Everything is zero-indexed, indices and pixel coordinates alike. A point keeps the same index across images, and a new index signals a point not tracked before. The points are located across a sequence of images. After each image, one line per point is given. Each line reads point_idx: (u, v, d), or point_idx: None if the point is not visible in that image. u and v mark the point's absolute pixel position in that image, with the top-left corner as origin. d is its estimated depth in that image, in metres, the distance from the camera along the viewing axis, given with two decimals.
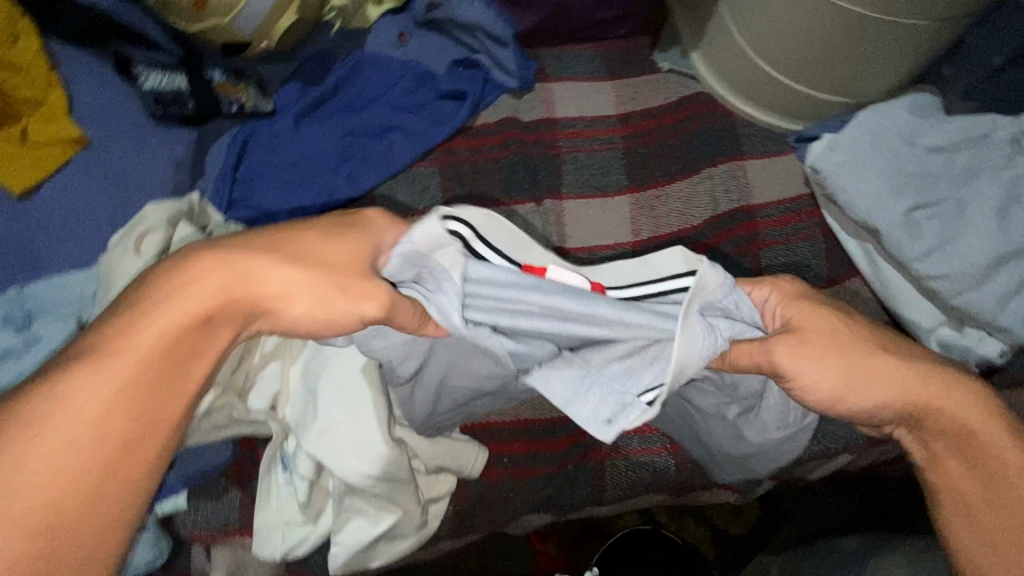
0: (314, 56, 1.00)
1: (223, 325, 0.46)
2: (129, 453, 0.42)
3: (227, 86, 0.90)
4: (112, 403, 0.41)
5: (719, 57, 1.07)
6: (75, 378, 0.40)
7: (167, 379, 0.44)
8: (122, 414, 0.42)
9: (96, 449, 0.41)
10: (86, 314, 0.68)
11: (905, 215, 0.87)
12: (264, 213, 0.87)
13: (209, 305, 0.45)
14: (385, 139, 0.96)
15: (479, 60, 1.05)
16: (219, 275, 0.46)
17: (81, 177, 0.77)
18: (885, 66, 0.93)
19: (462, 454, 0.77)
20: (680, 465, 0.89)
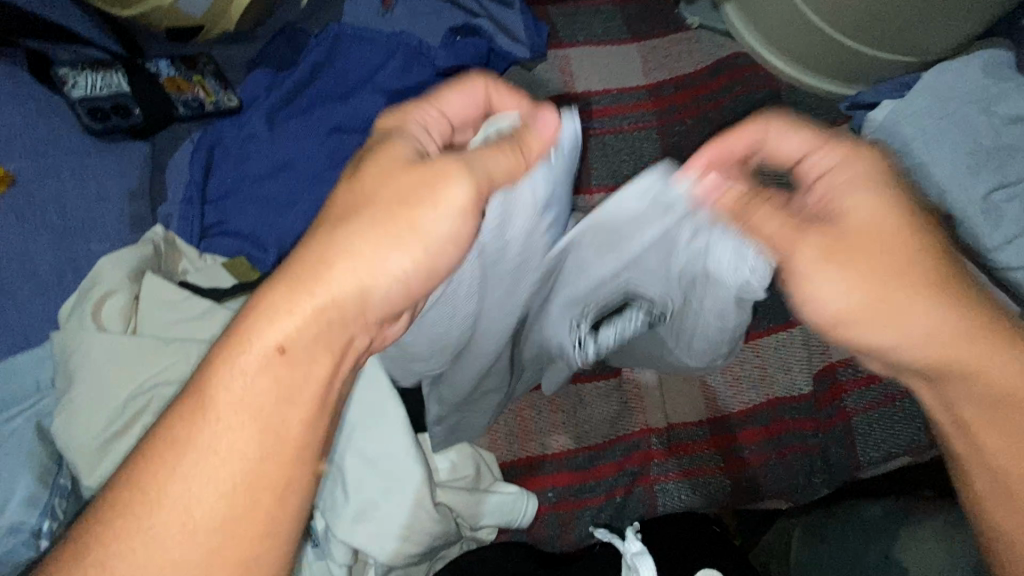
0: (280, 32, 0.82)
1: (313, 338, 0.40)
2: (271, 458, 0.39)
3: (179, 82, 0.73)
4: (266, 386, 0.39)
5: (762, 9, 0.91)
6: (248, 389, 0.39)
7: (278, 400, 0.39)
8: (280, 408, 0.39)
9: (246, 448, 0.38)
10: (48, 413, 0.53)
11: (984, 198, 0.77)
12: (247, 239, 0.73)
13: (292, 329, 0.39)
14: (380, 134, 0.80)
15: (480, 26, 0.88)
16: (287, 288, 0.40)
17: (11, 226, 0.61)
18: (960, 22, 0.79)
19: (510, 508, 0.69)
20: (736, 483, 0.81)
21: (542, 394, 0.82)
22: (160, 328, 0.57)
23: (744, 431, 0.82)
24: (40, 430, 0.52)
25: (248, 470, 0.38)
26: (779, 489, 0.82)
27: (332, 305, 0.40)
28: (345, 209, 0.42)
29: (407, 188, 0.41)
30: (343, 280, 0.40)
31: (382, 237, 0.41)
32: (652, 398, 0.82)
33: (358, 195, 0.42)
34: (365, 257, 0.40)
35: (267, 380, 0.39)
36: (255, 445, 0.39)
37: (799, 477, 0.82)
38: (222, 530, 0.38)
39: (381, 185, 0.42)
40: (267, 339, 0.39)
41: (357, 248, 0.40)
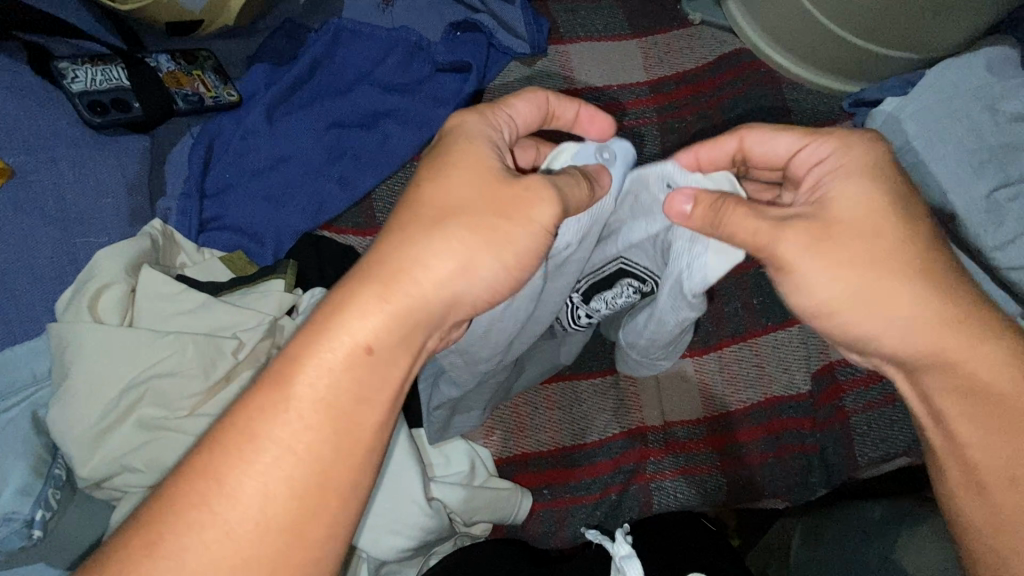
0: (280, 27, 0.82)
1: (399, 338, 0.42)
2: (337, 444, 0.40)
3: (179, 76, 0.73)
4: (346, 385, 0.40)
5: (764, 4, 0.90)
6: (328, 386, 0.40)
7: (357, 401, 0.40)
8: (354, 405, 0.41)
9: (313, 443, 0.39)
10: (44, 404, 0.53)
11: (987, 197, 0.76)
12: (245, 234, 0.73)
13: (379, 329, 0.41)
14: (378, 129, 0.80)
15: (480, 21, 0.87)
16: (381, 283, 0.41)
17: (11, 219, 0.61)
18: (964, 19, 0.78)
19: (505, 504, 0.69)
20: (732, 482, 0.81)
21: (538, 391, 0.81)
22: (156, 321, 0.57)
23: (741, 430, 0.82)
24: (36, 421, 0.52)
25: (317, 466, 0.39)
26: (775, 489, 0.81)
27: (414, 305, 0.42)
28: (427, 211, 0.43)
29: (503, 199, 0.43)
30: (436, 277, 0.42)
31: (473, 239, 0.43)
32: (649, 395, 0.82)
33: (435, 203, 0.43)
34: (460, 260, 0.42)
35: (348, 378, 0.40)
36: (329, 442, 0.39)
37: (796, 477, 0.81)
38: (283, 530, 0.38)
39: (470, 189, 0.44)
40: (357, 337, 0.41)
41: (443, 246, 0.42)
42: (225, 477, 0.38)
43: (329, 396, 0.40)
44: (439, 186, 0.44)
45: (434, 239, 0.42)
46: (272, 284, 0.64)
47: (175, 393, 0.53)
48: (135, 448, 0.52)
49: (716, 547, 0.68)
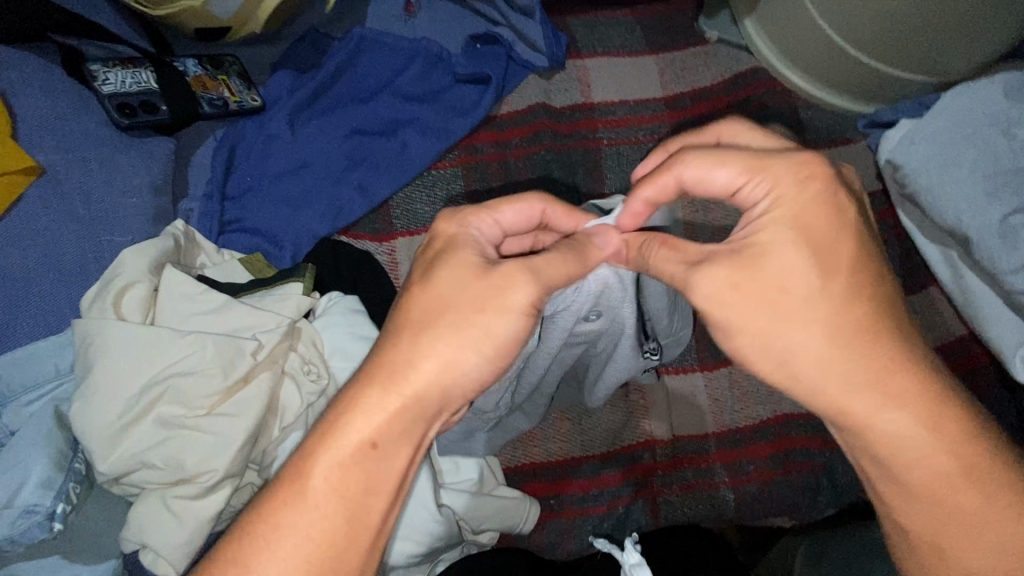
0: (304, 35, 0.84)
1: (401, 433, 0.42)
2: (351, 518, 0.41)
3: (205, 80, 0.75)
4: (347, 484, 0.41)
5: (780, 24, 0.91)
6: (325, 476, 0.41)
7: (360, 496, 0.41)
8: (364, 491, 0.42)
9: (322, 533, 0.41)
10: (68, 399, 0.54)
11: (1003, 221, 0.76)
12: (265, 237, 0.74)
13: (376, 429, 0.41)
14: (398, 137, 0.82)
15: (500, 34, 0.89)
16: (381, 381, 0.42)
17: (39, 216, 0.63)
18: (980, 43, 0.79)
19: (512, 513, 0.69)
20: (740, 498, 0.81)
21: (551, 413, 0.81)
22: (177, 321, 0.58)
23: (750, 445, 0.82)
24: (58, 416, 0.53)
25: (316, 555, 0.41)
26: (782, 507, 0.81)
27: (413, 405, 0.42)
28: (414, 309, 0.43)
29: (479, 296, 0.43)
30: (428, 373, 0.42)
31: (455, 336, 0.42)
32: (659, 409, 0.82)
33: (429, 301, 0.43)
34: (445, 356, 0.42)
35: (351, 475, 0.41)
36: (340, 529, 0.41)
37: (803, 495, 0.81)
38: None
39: (454, 285, 0.43)
40: (360, 435, 0.41)
41: (430, 344, 0.42)
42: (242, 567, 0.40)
43: (333, 488, 0.41)
44: (426, 289, 0.44)
45: (418, 344, 0.42)
46: (290, 287, 0.65)
47: (194, 392, 0.54)
48: (154, 444, 0.52)
49: (723, 561, 0.68)
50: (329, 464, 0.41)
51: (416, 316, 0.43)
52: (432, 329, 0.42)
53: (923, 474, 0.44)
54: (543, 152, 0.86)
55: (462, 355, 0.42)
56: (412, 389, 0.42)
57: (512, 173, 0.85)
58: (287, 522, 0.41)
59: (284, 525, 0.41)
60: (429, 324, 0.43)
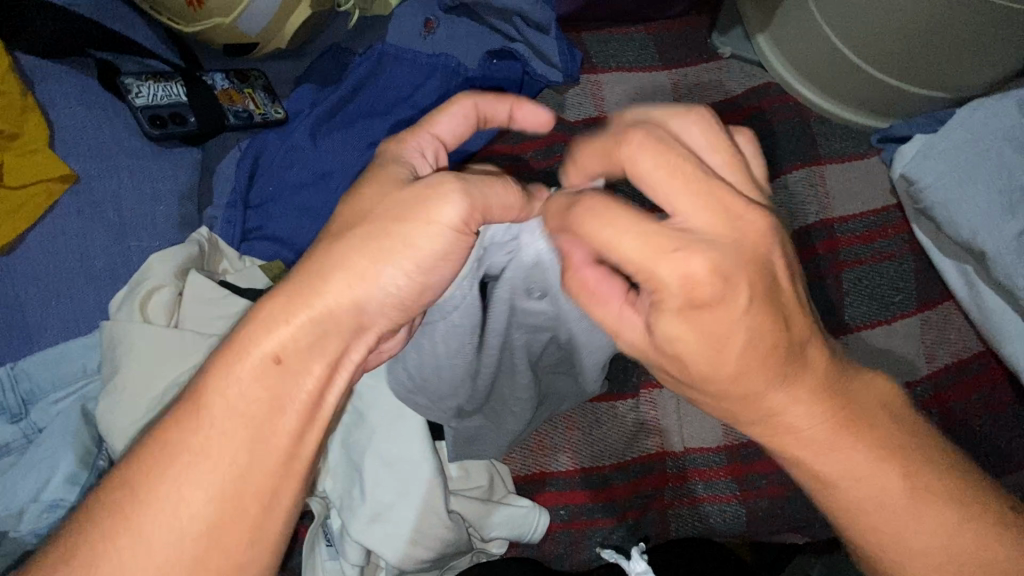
0: (327, 50, 0.87)
1: (309, 349, 0.43)
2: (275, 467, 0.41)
3: (232, 94, 0.78)
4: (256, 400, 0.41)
5: (793, 40, 0.92)
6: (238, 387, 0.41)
7: (268, 410, 0.41)
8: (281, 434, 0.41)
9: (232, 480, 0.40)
10: (94, 397, 0.56)
11: (1018, 238, 0.76)
12: (285, 245, 0.76)
13: (286, 341, 0.42)
14: None
15: (516, 49, 0.91)
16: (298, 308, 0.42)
17: (70, 222, 0.65)
18: (994, 59, 0.79)
19: (521, 522, 0.69)
20: (751, 513, 0.80)
21: (557, 420, 0.81)
22: (200, 324, 0.60)
23: (764, 462, 0.82)
24: (84, 415, 0.55)
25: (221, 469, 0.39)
26: (794, 523, 0.81)
27: (326, 316, 0.42)
28: (336, 220, 0.44)
29: (400, 204, 0.43)
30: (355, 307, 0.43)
31: (369, 245, 0.43)
32: (671, 423, 0.82)
33: (355, 210, 0.44)
34: (362, 270, 0.43)
35: (260, 385, 0.41)
36: (246, 445, 0.40)
37: (816, 511, 0.81)
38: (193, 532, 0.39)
39: (376, 197, 0.44)
40: (267, 347, 0.42)
41: (347, 250, 0.43)
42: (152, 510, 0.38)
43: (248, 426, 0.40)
44: (353, 203, 0.45)
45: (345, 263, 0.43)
46: None
47: None
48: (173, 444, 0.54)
49: None
50: (244, 375, 0.41)
51: (339, 227, 0.44)
52: (352, 234, 0.43)
53: (869, 482, 0.44)
54: (558, 165, 0.88)
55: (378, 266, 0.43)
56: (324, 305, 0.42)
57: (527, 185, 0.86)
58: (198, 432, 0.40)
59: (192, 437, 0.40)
60: (351, 230, 0.43)
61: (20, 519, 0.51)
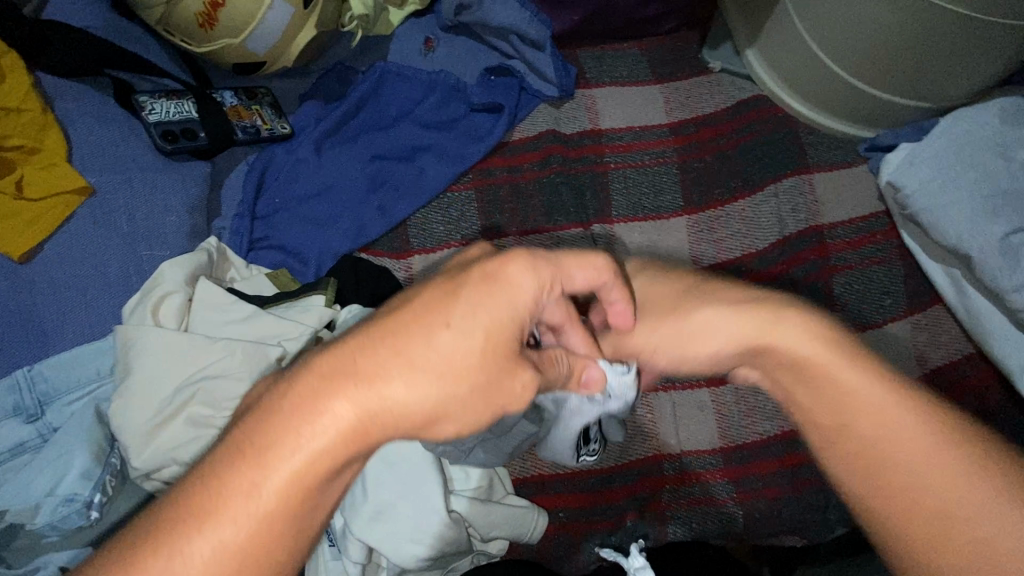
0: (331, 68, 0.91)
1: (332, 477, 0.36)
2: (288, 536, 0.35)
3: (239, 110, 0.82)
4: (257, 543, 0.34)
5: (780, 55, 0.96)
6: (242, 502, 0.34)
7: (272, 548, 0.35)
8: (300, 512, 0.35)
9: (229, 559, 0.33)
10: (107, 398, 0.58)
11: (1002, 241, 0.77)
12: (291, 254, 0.79)
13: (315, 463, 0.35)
14: (416, 162, 0.87)
15: (513, 66, 0.95)
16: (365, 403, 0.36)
17: (85, 231, 0.67)
18: (971, 69, 0.83)
19: (519, 521, 0.70)
20: (748, 514, 0.82)
21: None
22: (209, 328, 0.63)
23: (760, 464, 0.83)
24: (99, 415, 0.57)
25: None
26: (793, 524, 0.82)
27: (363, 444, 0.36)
28: (422, 343, 0.38)
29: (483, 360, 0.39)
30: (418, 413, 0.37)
31: (430, 382, 0.37)
32: (667, 426, 0.84)
33: (431, 343, 0.38)
34: (409, 411, 0.37)
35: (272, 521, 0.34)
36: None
37: (812, 511, 0.82)
38: None
39: (466, 340, 0.39)
40: (294, 468, 0.34)
41: (404, 386, 0.37)
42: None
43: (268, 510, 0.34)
44: (432, 332, 0.38)
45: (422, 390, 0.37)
46: (312, 299, 0.69)
47: (222, 394, 0.58)
48: (182, 443, 0.56)
49: None
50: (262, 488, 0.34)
51: (413, 343, 0.38)
52: (420, 369, 0.37)
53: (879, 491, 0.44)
54: (552, 175, 0.90)
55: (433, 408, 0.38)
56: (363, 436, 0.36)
57: (524, 195, 0.89)
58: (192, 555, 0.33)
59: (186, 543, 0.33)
60: (416, 363, 0.37)
61: (37, 512, 0.52)
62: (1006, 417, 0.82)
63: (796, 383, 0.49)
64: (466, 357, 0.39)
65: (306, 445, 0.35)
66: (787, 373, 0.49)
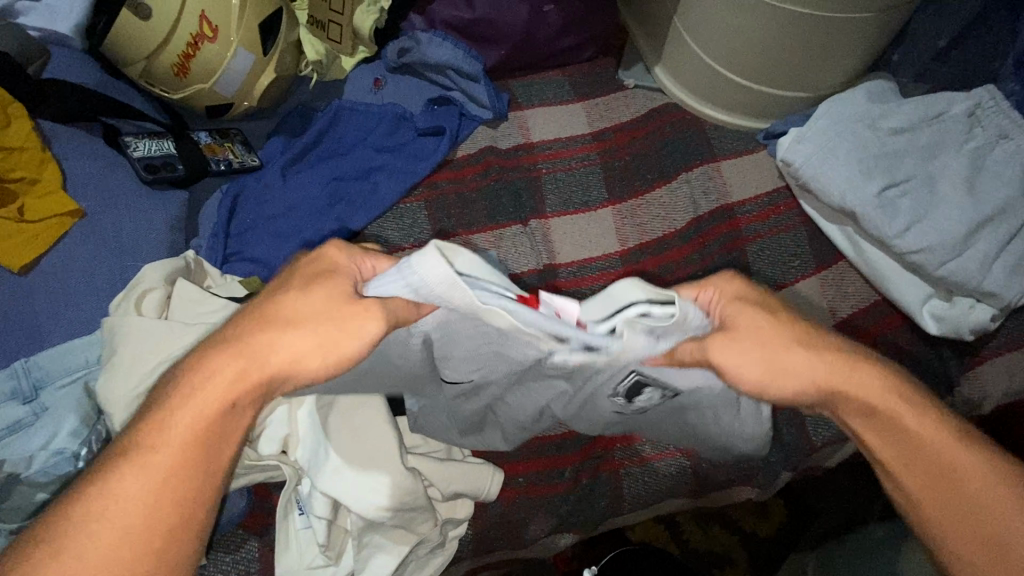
0: (295, 109, 1.06)
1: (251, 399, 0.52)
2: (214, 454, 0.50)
3: (214, 147, 0.95)
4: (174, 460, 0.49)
5: (680, 68, 1.12)
6: (170, 422, 0.50)
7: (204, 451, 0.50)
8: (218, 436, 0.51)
9: (125, 523, 0.47)
10: (94, 377, 0.68)
11: (879, 196, 0.90)
12: (261, 263, 0.89)
13: (231, 389, 0.51)
14: (371, 180, 1.00)
15: (453, 97, 1.10)
16: (237, 360, 0.52)
17: (78, 247, 0.79)
18: (835, 60, 0.98)
19: (477, 478, 0.76)
20: (696, 465, 0.87)
21: None
22: (186, 315, 0.71)
23: None
24: (87, 389, 0.67)
25: (159, 492, 0.48)
26: (739, 470, 0.88)
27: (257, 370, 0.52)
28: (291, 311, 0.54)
29: (334, 313, 0.54)
30: (284, 357, 0.53)
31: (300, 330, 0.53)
32: None
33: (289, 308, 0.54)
34: (289, 345, 0.53)
35: (205, 424, 0.51)
36: (174, 481, 0.49)
37: (754, 458, 0.89)
38: (141, 536, 0.47)
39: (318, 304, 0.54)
40: (214, 390, 0.51)
41: (268, 333, 0.53)
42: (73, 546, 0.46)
43: (143, 495, 0.48)
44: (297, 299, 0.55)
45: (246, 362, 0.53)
46: None
47: None
48: None
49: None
50: (183, 413, 0.50)
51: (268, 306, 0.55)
52: (273, 321, 0.54)
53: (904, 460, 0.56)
54: (493, 182, 1.02)
55: (306, 334, 0.53)
56: (255, 354, 0.52)
57: (468, 202, 1.00)
58: (140, 464, 0.49)
59: (128, 464, 0.49)
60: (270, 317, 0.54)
61: (30, 463, 0.63)
62: (914, 353, 0.92)
63: (872, 426, 0.57)
64: (313, 310, 0.54)
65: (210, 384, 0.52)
66: (857, 410, 0.57)
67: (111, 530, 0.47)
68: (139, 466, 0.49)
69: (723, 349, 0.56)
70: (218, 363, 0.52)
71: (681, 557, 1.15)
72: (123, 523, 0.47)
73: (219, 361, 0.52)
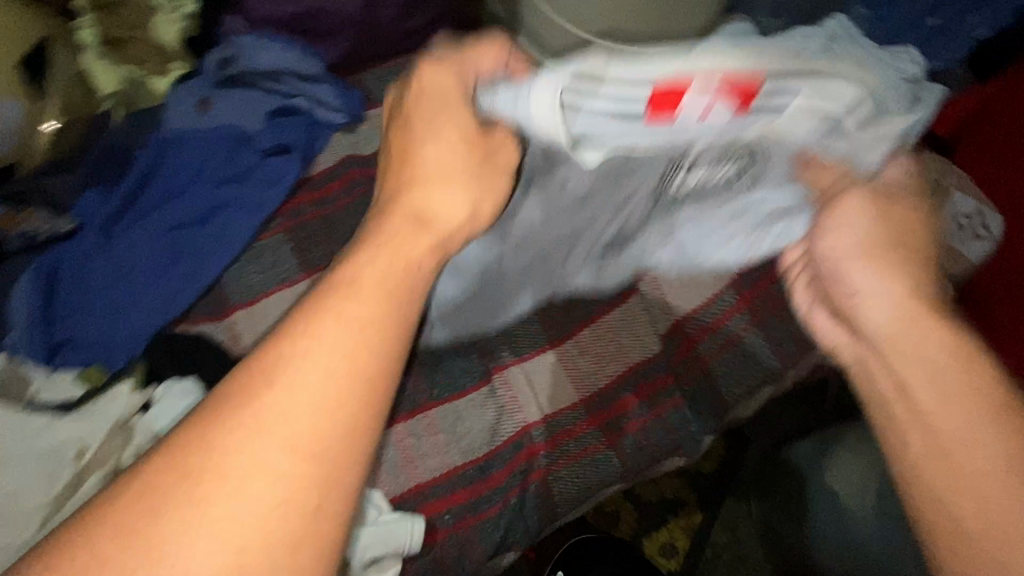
0: (105, 152, 0.89)
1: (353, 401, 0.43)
2: (342, 446, 0.42)
3: (10, 219, 0.81)
4: (288, 442, 0.41)
5: (540, 35, 1.02)
6: (256, 425, 0.41)
7: (324, 405, 0.42)
8: (343, 417, 0.43)
9: (298, 482, 0.40)
10: None
11: None
12: (98, 347, 0.76)
13: (335, 389, 0.42)
14: (215, 221, 0.87)
15: (297, 104, 0.95)
16: (332, 326, 0.44)
17: None
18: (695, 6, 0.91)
19: (392, 532, 0.73)
20: (621, 453, 0.87)
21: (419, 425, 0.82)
22: None
23: (618, 402, 0.87)
24: None
25: (299, 475, 0.41)
26: (663, 448, 0.88)
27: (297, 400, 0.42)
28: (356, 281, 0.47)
29: (391, 246, 0.50)
30: (349, 324, 0.45)
31: (334, 319, 0.45)
32: (527, 397, 0.86)
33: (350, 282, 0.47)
34: (332, 341, 0.44)
35: (341, 398, 0.43)
36: (304, 485, 0.40)
37: (678, 432, 0.88)
38: (260, 533, 0.39)
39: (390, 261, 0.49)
40: (266, 406, 0.42)
41: (335, 308, 0.45)
42: (187, 516, 0.39)
43: (300, 425, 0.41)
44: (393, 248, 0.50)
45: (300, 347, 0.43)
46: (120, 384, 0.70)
47: None
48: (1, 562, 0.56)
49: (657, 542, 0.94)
50: (279, 426, 0.41)
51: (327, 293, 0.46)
52: (329, 293, 0.46)
53: (949, 414, 0.51)
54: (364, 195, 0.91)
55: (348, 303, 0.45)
56: (273, 375, 0.42)
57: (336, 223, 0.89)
58: (240, 428, 0.41)
59: (180, 486, 0.39)
60: (350, 290, 0.46)
61: None
62: (811, 292, 0.92)
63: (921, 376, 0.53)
64: (376, 277, 0.48)
65: (270, 397, 0.42)
66: (909, 363, 0.54)
67: (210, 537, 0.38)
68: (275, 374, 0.42)
69: (829, 219, 0.63)
70: (311, 320, 0.44)
71: (638, 512, 1.21)
72: (239, 535, 0.39)
73: (311, 320, 0.45)
